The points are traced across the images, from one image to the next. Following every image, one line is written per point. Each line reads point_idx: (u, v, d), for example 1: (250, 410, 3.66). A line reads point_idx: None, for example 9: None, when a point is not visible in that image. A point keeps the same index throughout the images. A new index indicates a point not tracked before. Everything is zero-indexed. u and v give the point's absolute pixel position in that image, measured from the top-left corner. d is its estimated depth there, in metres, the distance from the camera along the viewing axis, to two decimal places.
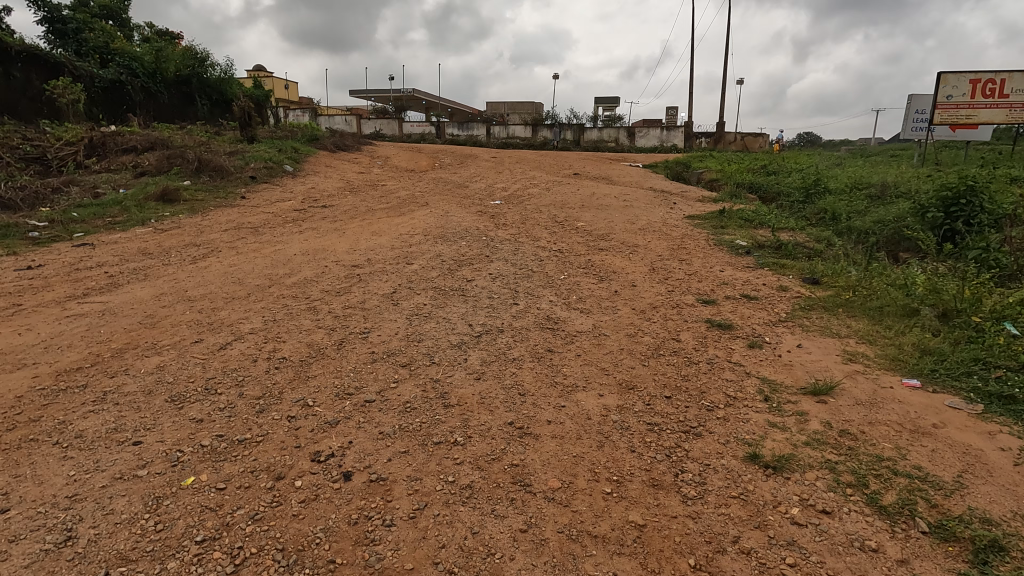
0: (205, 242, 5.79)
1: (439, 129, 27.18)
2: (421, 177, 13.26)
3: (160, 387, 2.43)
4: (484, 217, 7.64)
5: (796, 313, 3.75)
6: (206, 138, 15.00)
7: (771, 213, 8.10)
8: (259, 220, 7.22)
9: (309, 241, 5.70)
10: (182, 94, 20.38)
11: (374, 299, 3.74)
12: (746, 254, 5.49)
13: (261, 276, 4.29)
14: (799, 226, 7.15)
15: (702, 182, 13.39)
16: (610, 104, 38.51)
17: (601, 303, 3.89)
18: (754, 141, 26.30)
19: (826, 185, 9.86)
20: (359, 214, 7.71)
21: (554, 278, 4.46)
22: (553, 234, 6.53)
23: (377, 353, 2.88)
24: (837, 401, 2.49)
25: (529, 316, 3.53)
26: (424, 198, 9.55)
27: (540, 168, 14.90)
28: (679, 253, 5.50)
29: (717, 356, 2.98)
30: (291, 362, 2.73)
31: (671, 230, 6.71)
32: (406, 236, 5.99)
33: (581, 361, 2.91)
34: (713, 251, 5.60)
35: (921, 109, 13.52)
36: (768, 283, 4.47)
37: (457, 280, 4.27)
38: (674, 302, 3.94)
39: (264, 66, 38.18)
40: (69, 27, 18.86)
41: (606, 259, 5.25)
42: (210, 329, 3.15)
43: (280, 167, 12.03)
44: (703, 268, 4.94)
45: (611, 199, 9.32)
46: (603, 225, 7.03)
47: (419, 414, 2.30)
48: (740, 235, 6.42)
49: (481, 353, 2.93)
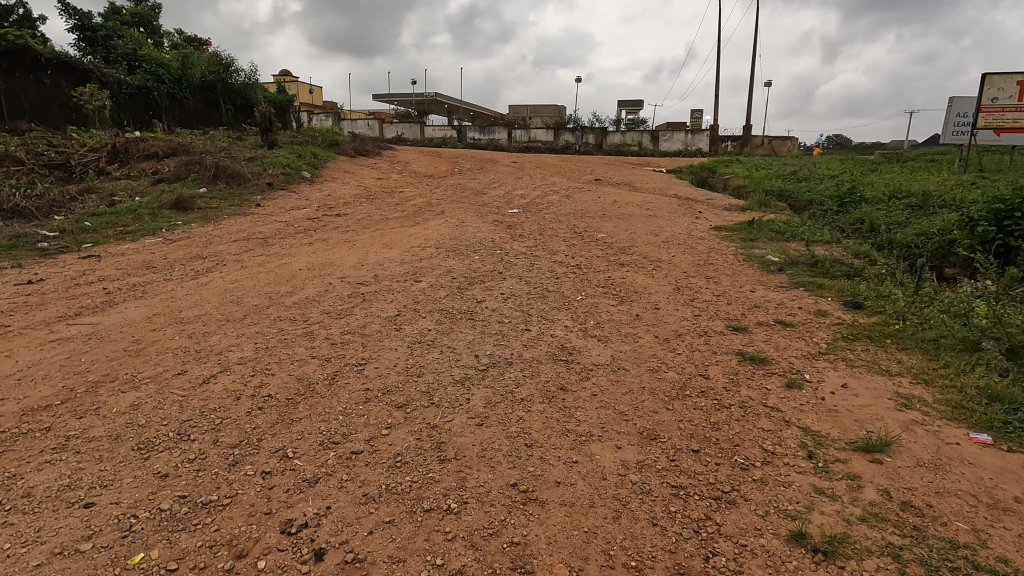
0: (212, 254, 5.65)
1: (460, 133, 27.06)
2: (439, 182, 13.09)
3: (128, 431, 2.21)
4: (500, 228, 7.38)
5: (839, 344, 3.38)
6: (227, 143, 15.07)
7: (804, 224, 7.67)
8: (272, 230, 7.07)
9: (318, 254, 5.51)
10: (207, 99, 20.63)
11: (376, 323, 3.50)
12: (779, 272, 5.11)
13: (261, 294, 4.08)
14: (834, 238, 6.73)
15: (729, 188, 12.93)
16: (633, 108, 37.97)
17: (620, 330, 3.57)
18: (782, 145, 25.58)
19: (863, 193, 9.36)
20: (373, 224, 7.52)
21: (571, 298, 4.17)
22: (571, 247, 6.23)
23: (371, 391, 2.61)
24: (895, 461, 2.14)
25: (541, 345, 3.24)
26: (441, 206, 9.33)
27: (561, 173, 14.62)
28: (705, 270, 5.15)
29: (752, 399, 2.64)
30: (276, 401, 2.49)
31: (696, 243, 6.35)
32: (418, 249, 5.76)
33: (598, 402, 2.61)
34: (742, 268, 5.24)
35: (963, 112, 12.84)
36: (804, 307, 4.09)
37: (466, 300, 4.00)
38: (701, 329, 3.61)
39: (289, 72, 38.75)
40: (98, 35, 19.25)
41: (627, 276, 4.94)
42: (196, 358, 2.93)
43: (298, 173, 11.97)
44: (732, 288, 4.59)
45: (633, 207, 8.98)
46: (624, 237, 6.71)
47: (410, 471, 2.03)
48: (771, 249, 6.03)
49: (486, 391, 2.64)
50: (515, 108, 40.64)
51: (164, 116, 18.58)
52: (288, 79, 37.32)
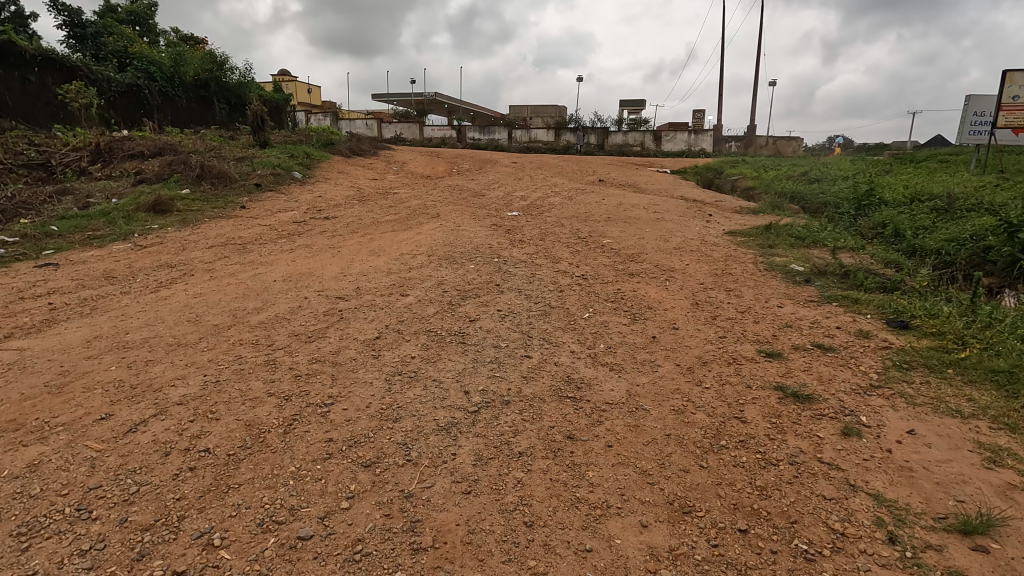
0: (183, 262, 5.15)
1: (460, 133, 26.60)
2: (436, 183, 12.62)
3: (14, 508, 1.72)
4: (498, 232, 6.89)
5: (892, 376, 2.89)
6: (218, 143, 14.59)
7: (823, 229, 7.18)
8: (254, 235, 6.59)
9: (298, 263, 5.01)
10: (200, 98, 20.15)
11: (352, 349, 3.00)
12: (806, 284, 4.63)
13: (224, 312, 3.58)
14: (858, 245, 6.24)
15: (737, 190, 12.45)
16: (635, 108, 37.53)
17: (636, 356, 3.08)
18: (787, 146, 25.07)
19: (881, 195, 8.88)
20: (362, 228, 7.04)
21: (577, 315, 3.68)
22: (575, 254, 5.73)
23: (336, 443, 2.12)
24: (1005, 550, 1.65)
25: (544, 378, 2.74)
26: (437, 209, 8.84)
27: (563, 174, 14.15)
28: (725, 282, 4.66)
29: (804, 453, 2.15)
30: (214, 460, 1.99)
31: (711, 250, 5.85)
32: (408, 256, 5.27)
33: (614, 458, 2.11)
34: (764, 279, 4.76)
35: (980, 110, 12.35)
36: (842, 327, 3.60)
37: (457, 319, 3.51)
38: (729, 354, 3.11)
39: (287, 73, 38.37)
40: (88, 32, 18.79)
41: (638, 289, 4.43)
42: (129, 397, 2.42)
43: (289, 174, 11.49)
44: (757, 303, 4.10)
45: (640, 210, 8.48)
46: (632, 243, 6.21)
47: (373, 570, 1.54)
48: (792, 257, 5.55)
49: (477, 443, 2.15)
50: (516, 108, 40.17)
51: (156, 115, 18.11)
52: (285, 78, 36.85)
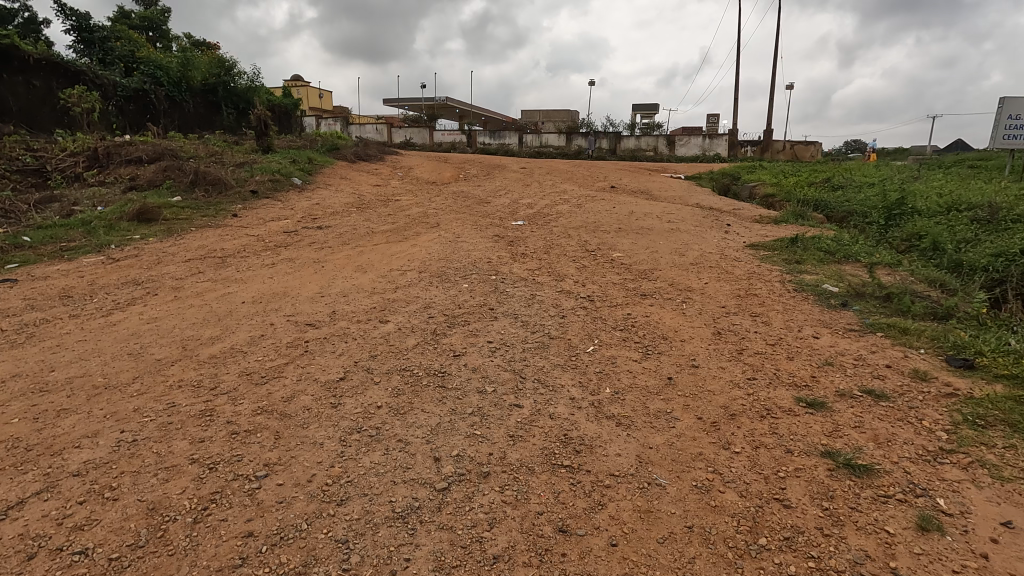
0: (152, 278, 4.72)
1: (469, 138, 26.30)
2: (441, 190, 12.20)
3: None
4: (500, 245, 6.41)
5: (965, 436, 2.34)
6: (220, 148, 14.31)
7: (853, 241, 6.61)
8: (239, 246, 6.18)
9: (275, 281, 4.56)
10: (208, 102, 19.98)
11: (309, 396, 2.52)
12: (843, 308, 4.08)
13: (173, 343, 3.12)
14: (894, 260, 5.67)
15: (755, 197, 11.87)
16: (648, 113, 36.97)
17: (649, 406, 2.55)
18: (805, 150, 24.34)
19: (913, 204, 8.28)
20: (355, 239, 6.61)
21: (579, 349, 3.16)
22: (581, 270, 5.22)
23: (255, 541, 1.64)
24: None
25: (535, 438, 2.23)
26: (437, 218, 8.40)
27: (573, 180, 13.68)
28: (750, 306, 4.11)
29: (871, 562, 1.63)
30: (89, 570, 1.52)
31: (732, 266, 5.31)
32: (397, 273, 4.81)
33: (620, 566, 1.61)
34: (794, 302, 4.22)
35: (1015, 114, 11.65)
36: (893, 367, 3.04)
37: (440, 353, 3.02)
38: (761, 404, 2.57)
39: (299, 79, 38.44)
40: (96, 36, 18.67)
41: (651, 314, 3.90)
42: (16, 464, 1.96)
43: (288, 180, 11.12)
44: (789, 333, 3.56)
45: (653, 219, 7.96)
46: (644, 258, 5.69)
47: None
48: (824, 276, 4.99)
49: (440, 542, 1.66)
50: (527, 112, 39.81)
51: (162, 120, 17.94)
52: (297, 83, 36.84)
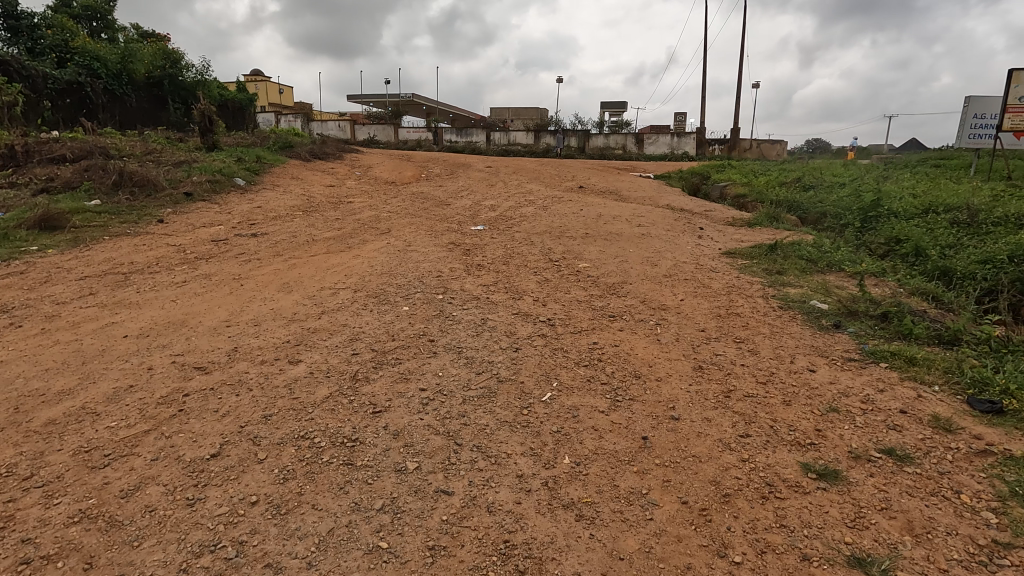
0: (28, 303, 3.93)
1: (436, 136, 25.52)
2: (399, 190, 11.47)
3: None
4: (455, 254, 5.77)
5: (1020, 521, 1.82)
6: (159, 145, 13.25)
7: (832, 247, 6.20)
8: (153, 259, 5.38)
9: (178, 305, 3.83)
10: (153, 97, 18.68)
11: (159, 487, 1.84)
12: (836, 331, 3.60)
13: (4, 403, 2.40)
14: (879, 269, 5.26)
15: (726, 197, 11.52)
16: (616, 111, 36.76)
17: (620, 485, 1.96)
18: (771, 150, 24.36)
19: (888, 205, 7.97)
20: (291, 248, 5.88)
21: (533, 398, 2.55)
22: (542, 285, 4.64)
23: None
24: None
25: (462, 552, 1.62)
26: (390, 222, 7.72)
27: (540, 179, 13.13)
28: (732, 331, 3.58)
29: None
30: None
31: (708, 278, 4.80)
32: (329, 292, 4.13)
33: None
34: (781, 324, 3.71)
35: (980, 113, 11.58)
36: (909, 412, 2.52)
37: (357, 409, 2.38)
38: (760, 477, 2.01)
39: (257, 75, 37.00)
40: (23, 24, 17.20)
41: (621, 343, 3.33)
42: None
43: (231, 180, 10.24)
44: (782, 367, 3.04)
45: (622, 223, 7.44)
46: (612, 269, 5.13)
47: None
48: (808, 289, 4.53)
49: None
50: (496, 110, 39.18)
51: (100, 116, 16.67)
52: (256, 78, 35.42)
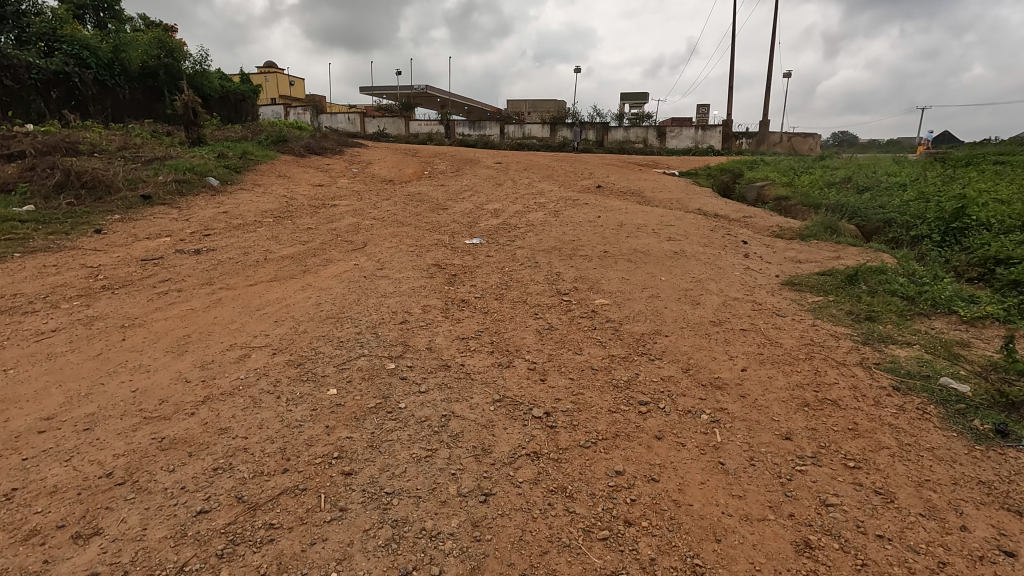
0: None
1: (446, 129, 24.25)
2: (394, 191, 10.23)
3: None
4: (435, 282, 4.51)
5: None
6: (139, 140, 12.19)
7: (921, 272, 4.80)
8: (47, 289, 4.19)
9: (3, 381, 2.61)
10: (147, 88, 17.62)
11: None
12: (1009, 447, 2.23)
13: None
14: (1004, 310, 3.85)
15: (764, 199, 10.10)
16: (636, 101, 35.02)
17: None
18: (804, 144, 22.62)
19: (975, 212, 6.50)
20: (233, 272, 4.69)
21: None
22: (544, 338, 3.34)
23: None
24: None
25: None
26: (370, 233, 6.49)
27: (553, 177, 11.82)
28: (838, 445, 2.24)
29: None
30: None
31: (775, 330, 3.45)
32: (235, 357, 2.88)
33: None
34: (912, 429, 2.35)
35: None
36: None
37: None
38: None
39: (269, 66, 36.16)
40: None
41: (663, 474, 2.02)
42: None
43: (203, 179, 9.10)
44: (953, 544, 1.71)
45: (649, 236, 6.10)
46: (640, 311, 3.80)
47: None
48: (923, 351, 3.16)
49: None
50: (512, 102, 37.72)
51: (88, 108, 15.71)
52: (266, 70, 34.64)
